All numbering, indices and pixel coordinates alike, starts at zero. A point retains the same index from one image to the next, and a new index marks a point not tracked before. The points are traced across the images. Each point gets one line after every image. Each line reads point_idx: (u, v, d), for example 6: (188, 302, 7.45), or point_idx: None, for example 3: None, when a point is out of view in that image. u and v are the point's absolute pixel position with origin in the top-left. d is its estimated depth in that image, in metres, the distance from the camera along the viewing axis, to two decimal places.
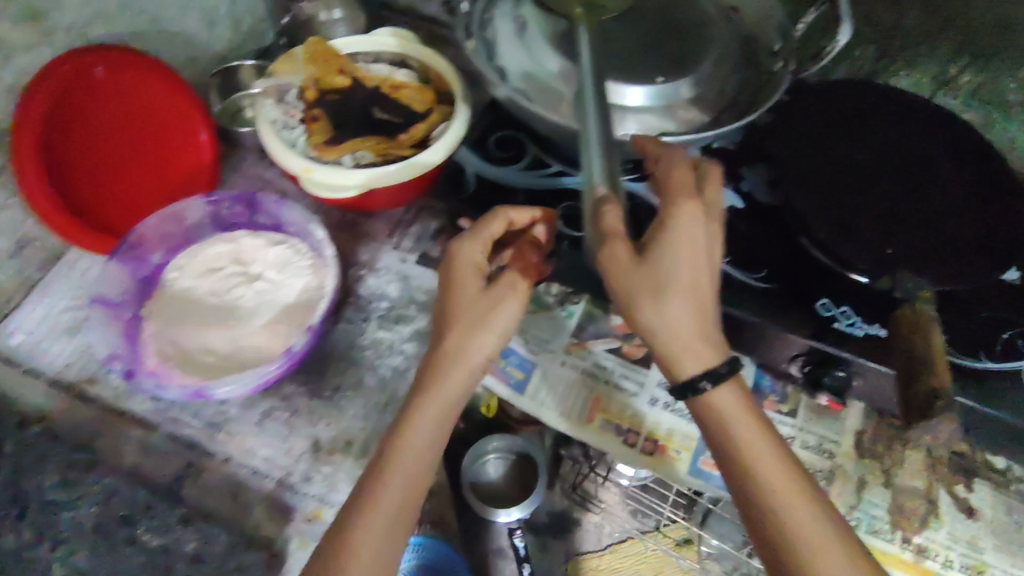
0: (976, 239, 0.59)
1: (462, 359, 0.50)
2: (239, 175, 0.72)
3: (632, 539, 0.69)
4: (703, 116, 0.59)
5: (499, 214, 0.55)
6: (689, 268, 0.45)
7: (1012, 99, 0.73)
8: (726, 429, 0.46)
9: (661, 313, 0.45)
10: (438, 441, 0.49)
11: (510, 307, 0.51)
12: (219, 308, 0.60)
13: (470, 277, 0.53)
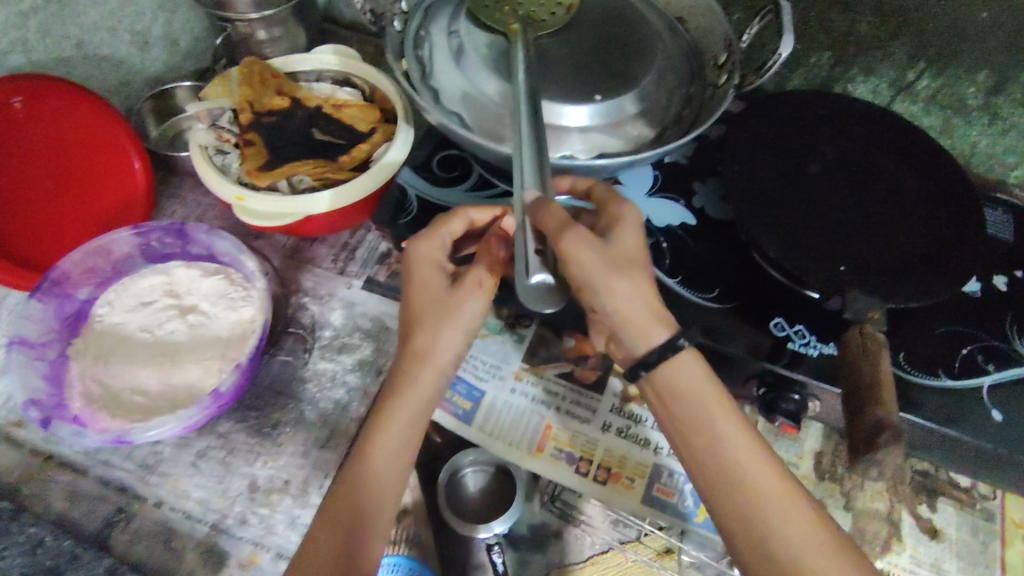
0: (932, 252, 0.57)
1: (430, 358, 0.50)
2: (181, 203, 0.72)
3: (612, 552, 0.59)
4: (648, 132, 0.57)
5: (460, 214, 0.54)
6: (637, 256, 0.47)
7: (973, 102, 0.73)
8: (702, 404, 0.46)
9: (622, 294, 0.45)
10: (412, 438, 0.50)
11: (475, 302, 0.51)
12: (149, 346, 0.58)
13: (434, 276, 0.52)
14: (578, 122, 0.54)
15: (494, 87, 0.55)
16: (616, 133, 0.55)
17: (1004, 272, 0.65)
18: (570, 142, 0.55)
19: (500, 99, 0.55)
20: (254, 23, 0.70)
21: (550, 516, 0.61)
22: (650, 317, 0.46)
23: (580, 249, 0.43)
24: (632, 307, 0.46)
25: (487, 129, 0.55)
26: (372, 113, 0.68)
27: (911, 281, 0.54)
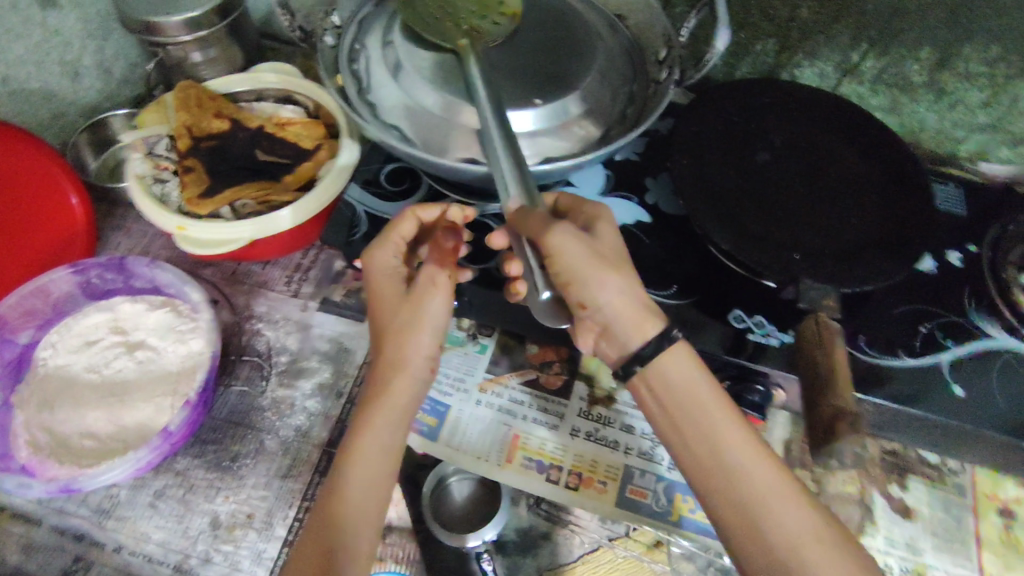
0: (884, 233, 0.57)
1: (402, 366, 0.49)
2: (125, 233, 0.70)
3: (601, 548, 0.57)
4: (595, 131, 0.56)
5: (407, 214, 0.53)
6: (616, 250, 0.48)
7: (917, 80, 0.73)
8: (691, 397, 0.46)
9: (612, 287, 0.45)
10: (394, 447, 0.48)
11: (435, 303, 0.50)
12: (97, 386, 0.56)
13: (391, 285, 0.52)
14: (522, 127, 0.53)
15: (431, 96, 0.54)
16: (561, 135, 0.54)
17: (959, 247, 0.65)
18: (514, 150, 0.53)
19: (440, 108, 0.54)
20: (187, 46, 0.70)
21: (535, 519, 0.58)
22: (640, 310, 0.46)
23: (567, 244, 0.44)
24: (626, 301, 0.46)
25: (428, 142, 0.54)
26: (316, 129, 0.67)
27: (864, 264, 0.54)
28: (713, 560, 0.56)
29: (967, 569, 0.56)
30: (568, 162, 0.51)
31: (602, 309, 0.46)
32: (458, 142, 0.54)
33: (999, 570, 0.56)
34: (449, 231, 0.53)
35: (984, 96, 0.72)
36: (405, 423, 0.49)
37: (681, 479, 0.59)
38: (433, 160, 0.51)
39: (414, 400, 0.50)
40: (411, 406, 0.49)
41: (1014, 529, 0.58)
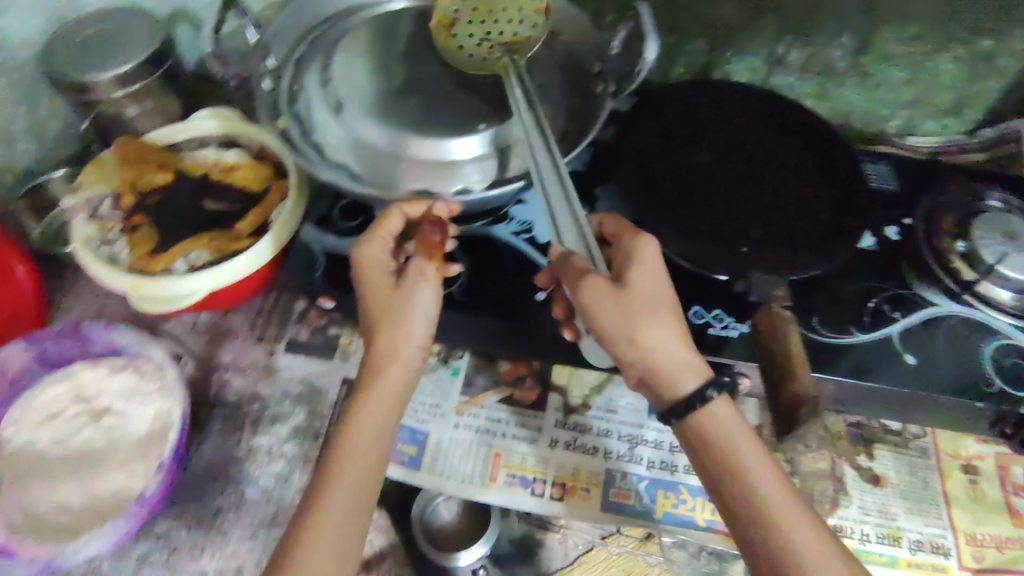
0: (823, 218, 0.60)
1: (395, 355, 0.49)
2: (77, 296, 0.68)
3: (595, 547, 0.61)
4: None
5: (394, 210, 0.52)
6: (658, 298, 0.46)
7: (840, 66, 0.77)
8: (728, 447, 0.45)
9: (653, 340, 0.45)
10: (382, 439, 0.48)
11: (423, 293, 0.50)
12: (67, 459, 0.55)
13: (379, 279, 0.51)
14: (467, 154, 0.55)
15: (378, 131, 0.55)
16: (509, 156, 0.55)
17: (895, 222, 0.69)
18: (463, 177, 0.55)
19: (385, 143, 0.55)
20: (122, 100, 0.69)
21: (528, 528, 0.62)
22: (679, 362, 0.46)
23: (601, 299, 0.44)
24: (662, 358, 0.45)
25: (378, 175, 0.54)
26: (264, 172, 0.66)
27: (807, 251, 0.57)
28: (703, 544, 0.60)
29: (940, 528, 0.59)
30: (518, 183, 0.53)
31: (635, 366, 0.46)
32: (407, 174, 0.54)
33: (969, 526, 0.59)
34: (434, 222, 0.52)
35: (903, 74, 0.76)
36: (395, 413, 0.49)
37: (661, 476, 0.61)
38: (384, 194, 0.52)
39: (406, 388, 0.50)
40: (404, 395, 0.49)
41: (979, 484, 0.62)
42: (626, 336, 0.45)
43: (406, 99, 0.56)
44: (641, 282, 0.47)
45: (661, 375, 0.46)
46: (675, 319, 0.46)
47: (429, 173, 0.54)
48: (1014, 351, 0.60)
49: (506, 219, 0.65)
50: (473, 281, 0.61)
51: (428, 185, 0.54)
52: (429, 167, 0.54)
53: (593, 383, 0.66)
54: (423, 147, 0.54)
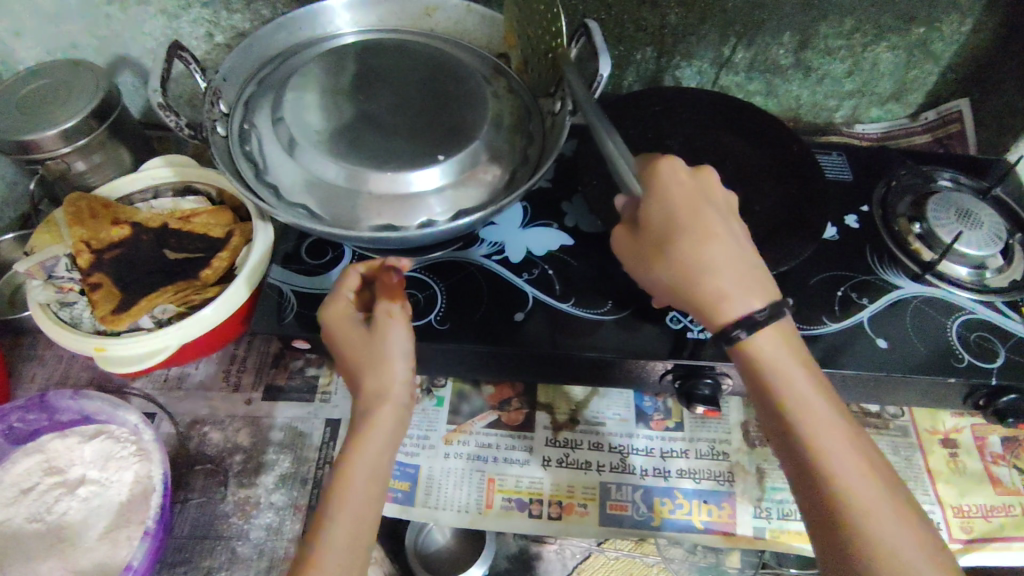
0: (786, 214, 0.61)
1: (386, 394, 0.48)
2: (38, 362, 0.66)
3: (592, 555, 0.67)
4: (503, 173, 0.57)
5: (349, 269, 0.54)
6: (671, 225, 0.46)
7: (785, 62, 0.79)
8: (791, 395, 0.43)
9: (695, 258, 0.45)
10: (381, 467, 0.48)
11: (397, 330, 0.50)
12: (45, 534, 0.53)
13: (350, 327, 0.50)
14: (426, 187, 0.53)
15: (335, 169, 0.53)
16: (471, 185, 0.55)
17: (853, 210, 0.70)
18: (423, 209, 0.54)
19: (342, 181, 0.53)
20: (69, 156, 0.66)
21: (524, 543, 0.66)
22: (728, 283, 0.45)
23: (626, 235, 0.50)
24: (684, 287, 0.46)
25: (338, 215, 0.54)
26: (224, 217, 0.65)
27: (773, 247, 0.58)
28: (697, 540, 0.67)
29: (927, 503, 0.61)
30: (483, 213, 0.52)
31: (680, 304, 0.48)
32: (366, 211, 0.53)
33: (955, 499, 0.61)
34: (389, 268, 0.54)
35: (844, 67, 0.79)
36: (388, 451, 0.48)
37: (656, 483, 0.61)
38: (345, 234, 0.51)
39: (399, 425, 0.49)
40: (399, 429, 0.49)
41: (958, 456, 0.64)
42: (660, 274, 0.47)
43: (359, 132, 0.54)
44: (652, 211, 0.47)
45: (698, 303, 0.46)
46: (705, 239, 0.46)
47: (388, 208, 0.53)
48: (977, 325, 0.61)
49: (477, 242, 0.65)
50: (450, 308, 0.60)
51: (388, 221, 0.53)
52: (389, 201, 0.53)
53: (579, 398, 0.66)
54: (380, 181, 0.53)
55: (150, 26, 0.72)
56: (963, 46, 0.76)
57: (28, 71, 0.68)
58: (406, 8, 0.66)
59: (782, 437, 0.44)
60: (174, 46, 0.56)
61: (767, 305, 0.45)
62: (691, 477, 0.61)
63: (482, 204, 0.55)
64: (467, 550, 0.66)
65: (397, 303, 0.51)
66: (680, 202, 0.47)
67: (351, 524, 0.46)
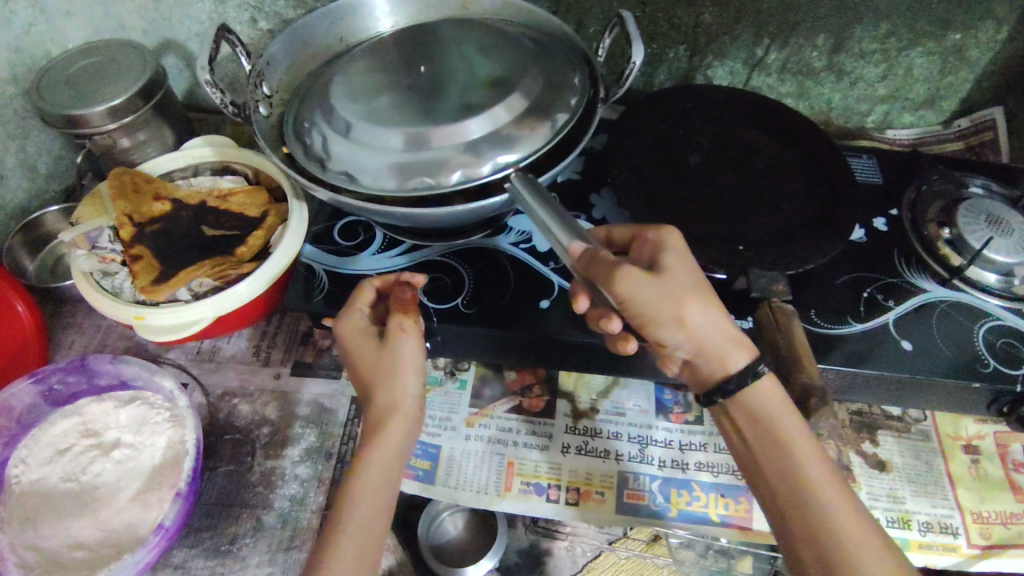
0: (814, 213, 0.61)
1: (395, 409, 0.50)
2: (75, 329, 0.68)
3: (603, 554, 0.64)
4: (548, 127, 0.55)
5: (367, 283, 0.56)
6: (693, 275, 0.47)
7: (818, 65, 0.79)
8: (772, 429, 0.47)
9: (698, 320, 0.46)
10: (391, 479, 0.50)
11: (410, 345, 0.52)
12: (79, 493, 0.55)
13: (364, 341, 0.52)
14: (463, 144, 0.52)
15: (376, 134, 0.53)
16: (510, 143, 0.53)
17: (882, 213, 0.70)
18: (458, 163, 0.52)
19: (382, 146, 0.53)
20: (115, 133, 0.69)
21: (535, 537, 0.65)
22: (724, 342, 0.47)
23: (635, 286, 0.44)
24: (711, 334, 0.47)
25: (377, 175, 0.53)
26: (260, 198, 0.67)
27: (802, 245, 0.59)
28: (709, 543, 0.65)
29: (947, 508, 0.61)
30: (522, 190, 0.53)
31: (685, 345, 0.47)
32: (404, 170, 0.52)
33: (974, 505, 0.61)
34: (405, 281, 0.55)
35: (877, 71, 0.79)
36: (396, 466, 0.50)
37: (674, 475, 0.61)
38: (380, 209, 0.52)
39: (407, 438, 0.51)
40: (406, 442, 0.51)
41: (981, 463, 0.63)
42: (683, 330, 0.46)
43: (399, 100, 0.54)
44: (675, 259, 0.47)
45: (713, 351, 0.47)
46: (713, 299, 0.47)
47: (425, 166, 0.52)
48: (1003, 331, 0.61)
49: (504, 230, 0.67)
50: (477, 294, 0.61)
51: (425, 178, 0.52)
52: (425, 160, 0.52)
53: (600, 388, 0.67)
54: (418, 142, 0.52)
55: (197, 10, 0.74)
56: (1000, 54, 0.75)
57: (79, 48, 0.70)
58: (443, 1, 0.68)
59: (772, 479, 0.47)
60: (222, 27, 0.58)
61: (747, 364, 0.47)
62: (710, 471, 0.62)
63: (520, 161, 0.53)
64: (480, 542, 0.66)
65: (410, 316, 0.53)
66: (688, 271, 0.47)
67: (361, 533, 0.47)
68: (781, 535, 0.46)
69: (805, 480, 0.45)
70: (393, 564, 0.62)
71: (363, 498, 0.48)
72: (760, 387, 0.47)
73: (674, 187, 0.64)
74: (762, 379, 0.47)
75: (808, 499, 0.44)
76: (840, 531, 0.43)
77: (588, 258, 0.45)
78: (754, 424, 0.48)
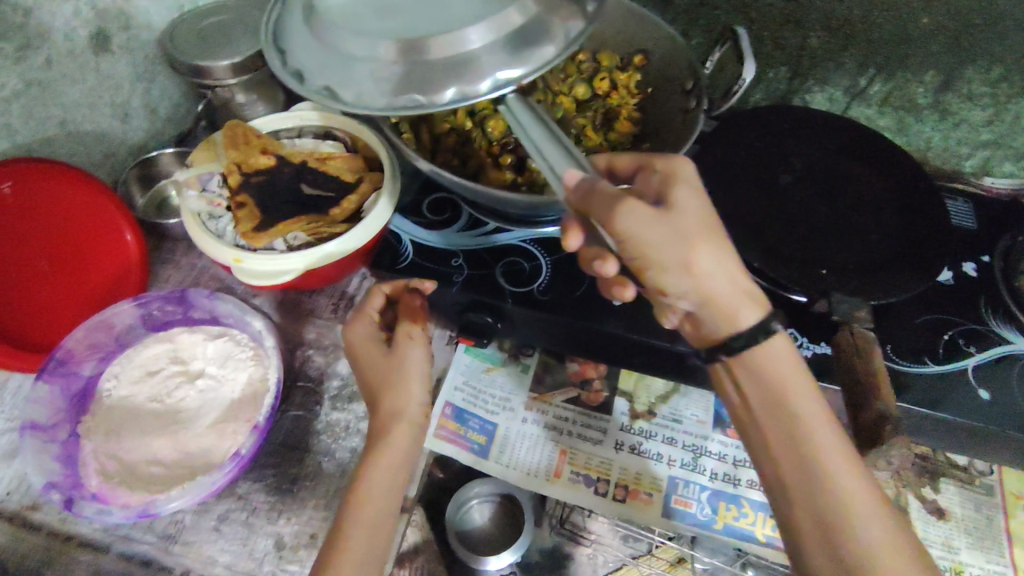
0: (903, 247, 0.60)
1: (401, 414, 0.53)
2: (172, 264, 0.73)
3: (625, 568, 0.61)
4: (556, 38, 0.45)
5: (375, 290, 0.59)
6: (706, 214, 0.45)
7: (921, 101, 0.78)
8: (782, 393, 0.47)
9: (704, 267, 0.44)
10: (400, 479, 0.53)
11: (416, 354, 0.55)
12: (162, 415, 0.58)
13: (374, 348, 0.56)
14: (459, 55, 0.44)
15: (357, 42, 0.45)
16: (515, 55, 0.44)
17: (973, 258, 0.69)
18: (451, 79, 0.44)
19: (366, 53, 0.45)
20: (233, 87, 0.74)
21: (560, 539, 0.62)
22: (734, 294, 0.46)
23: (638, 225, 0.42)
24: (719, 284, 0.45)
25: (359, 91, 0.45)
26: (358, 164, 0.70)
27: (887, 277, 0.58)
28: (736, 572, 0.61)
29: (1001, 565, 0.59)
30: None
31: (691, 293, 0.45)
32: (393, 84, 0.44)
33: None
34: (414, 290, 0.59)
35: (984, 115, 0.77)
36: (403, 470, 0.53)
37: (724, 488, 0.61)
38: (454, 179, 0.57)
39: (414, 444, 0.54)
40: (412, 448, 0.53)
41: None
42: (686, 281, 0.44)
43: (390, 13, 0.47)
44: (686, 197, 0.45)
45: (723, 304, 0.46)
46: (723, 247, 0.45)
47: (415, 80, 0.44)
48: None
49: None
50: (553, 282, 0.63)
51: (416, 93, 0.44)
52: (416, 71, 0.44)
53: (660, 392, 0.67)
54: (412, 51, 0.44)
55: None
56: None
57: (211, 4, 0.75)
58: None
59: (779, 449, 0.47)
60: None
61: (756, 324, 0.46)
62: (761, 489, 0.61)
63: (524, 79, 0.44)
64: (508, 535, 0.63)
65: (417, 326, 0.57)
66: (700, 210, 0.45)
67: (372, 516, 0.50)
68: (781, 510, 0.46)
69: (814, 449, 0.45)
70: (418, 541, 0.61)
71: (375, 491, 0.51)
72: (770, 346, 0.46)
73: (762, 203, 0.64)
74: (775, 337, 0.46)
75: (817, 469, 0.45)
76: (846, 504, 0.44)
77: (583, 190, 0.43)
78: (767, 391, 0.47)
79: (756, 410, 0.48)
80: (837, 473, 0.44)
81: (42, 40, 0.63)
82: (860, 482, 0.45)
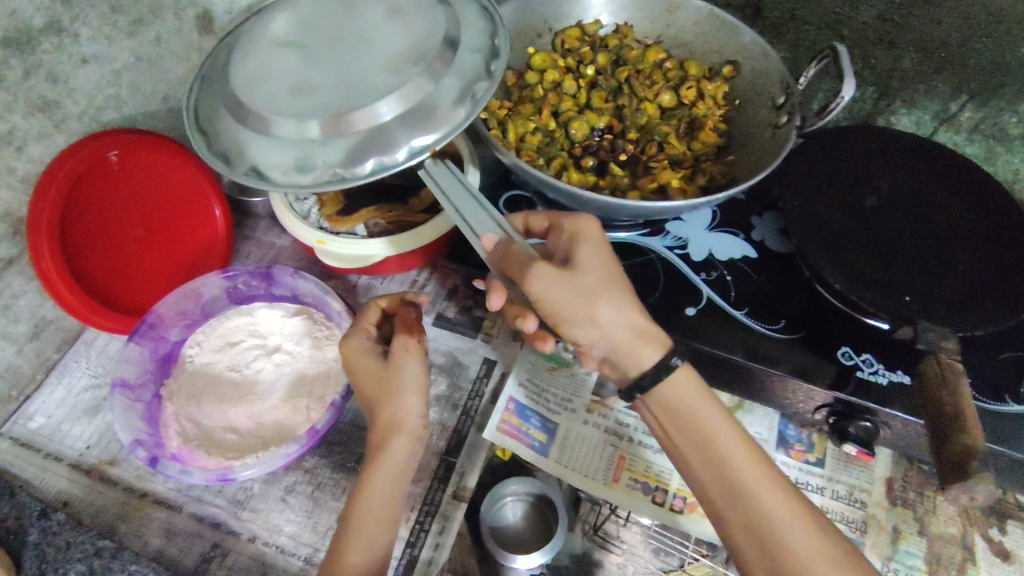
0: (993, 279, 0.58)
1: (400, 425, 0.53)
2: (253, 242, 0.76)
3: None
4: (464, 104, 0.47)
5: (370, 304, 0.60)
6: (608, 270, 0.47)
7: (1013, 132, 0.75)
8: (693, 422, 0.46)
9: (606, 319, 0.45)
10: (396, 494, 0.52)
11: (413, 366, 0.55)
12: (240, 384, 0.61)
13: (364, 359, 0.56)
14: (369, 128, 0.45)
15: (277, 124, 0.46)
16: (427, 121, 0.46)
17: None
18: (369, 151, 0.45)
19: (285, 130, 0.45)
20: None
21: (591, 545, 0.59)
22: (639, 338, 0.46)
23: (546, 286, 0.44)
24: (624, 330, 0.46)
25: (286, 169, 0.46)
26: None
27: (976, 308, 0.56)
28: None
29: None
30: (682, 203, 0.56)
31: (600, 343, 0.46)
32: (318, 161, 0.45)
33: None
34: (411, 303, 0.60)
35: None
36: (400, 483, 0.52)
37: None
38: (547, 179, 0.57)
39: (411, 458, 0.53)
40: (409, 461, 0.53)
41: None
42: (591, 332, 0.46)
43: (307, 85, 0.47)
44: (588, 255, 0.47)
45: (629, 347, 0.46)
46: (622, 294, 0.46)
47: (335, 154, 0.45)
48: None
49: (662, 232, 0.69)
50: None
51: (336, 167, 0.45)
52: (336, 148, 0.45)
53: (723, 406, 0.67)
54: (329, 129, 0.45)
55: None
56: None
57: None
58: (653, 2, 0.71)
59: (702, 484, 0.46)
60: None
61: (659, 359, 0.46)
62: None
63: (438, 144, 0.46)
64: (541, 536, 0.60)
65: (414, 337, 0.56)
66: (600, 265, 0.47)
67: (371, 530, 0.50)
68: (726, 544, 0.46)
69: (736, 479, 0.45)
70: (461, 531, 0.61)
71: (371, 502, 0.51)
72: (673, 382, 0.46)
73: (846, 224, 0.63)
74: (676, 371, 0.46)
75: (746, 500, 0.44)
76: (782, 534, 0.43)
77: (501, 252, 0.46)
78: (679, 423, 0.47)
79: (678, 444, 0.47)
80: (761, 498, 0.44)
81: (153, 18, 0.66)
82: (798, 511, 0.44)
